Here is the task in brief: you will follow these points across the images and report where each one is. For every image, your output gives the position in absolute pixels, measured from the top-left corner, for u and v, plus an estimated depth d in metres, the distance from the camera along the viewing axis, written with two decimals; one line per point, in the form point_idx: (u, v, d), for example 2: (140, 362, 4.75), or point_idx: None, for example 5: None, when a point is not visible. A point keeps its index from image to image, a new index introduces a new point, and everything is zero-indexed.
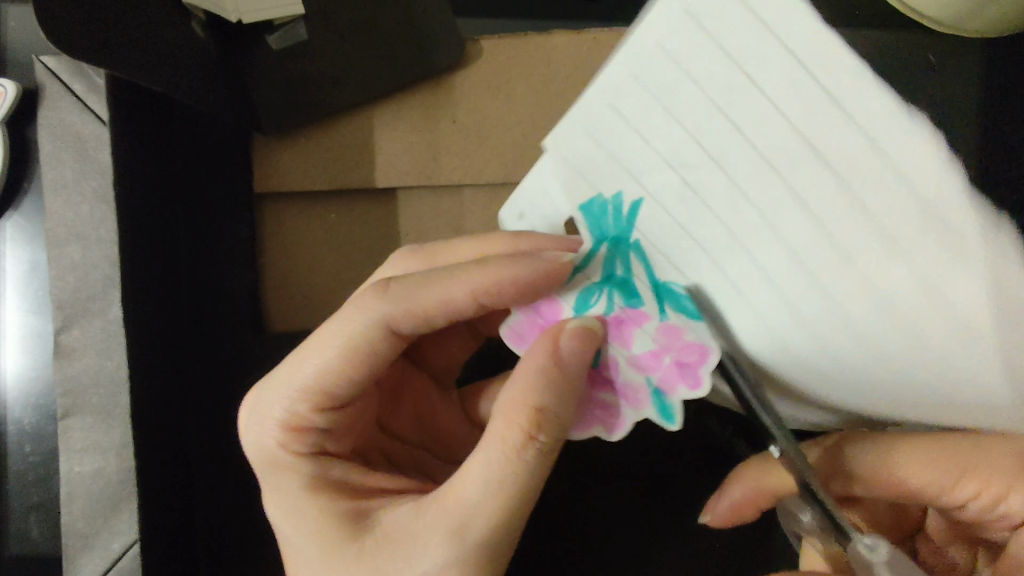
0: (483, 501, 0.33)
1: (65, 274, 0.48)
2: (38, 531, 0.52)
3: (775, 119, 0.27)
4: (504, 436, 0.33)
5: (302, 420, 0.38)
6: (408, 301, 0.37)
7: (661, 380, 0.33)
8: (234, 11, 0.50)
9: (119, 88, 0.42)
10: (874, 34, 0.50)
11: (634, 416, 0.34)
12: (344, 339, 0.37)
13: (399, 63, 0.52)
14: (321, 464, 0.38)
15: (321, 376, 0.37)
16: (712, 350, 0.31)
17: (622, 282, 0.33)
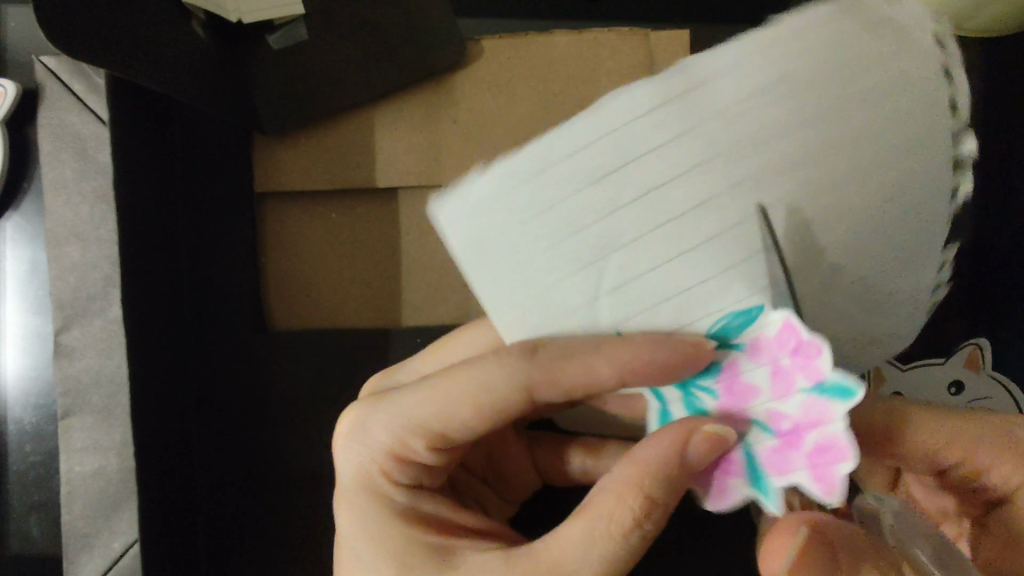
0: (589, 564, 0.32)
1: (65, 274, 0.48)
2: (38, 530, 0.52)
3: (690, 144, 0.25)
4: (616, 515, 0.31)
5: (414, 454, 0.37)
6: (554, 373, 0.31)
7: (812, 379, 0.26)
8: (234, 11, 0.50)
9: (119, 87, 0.42)
10: None
11: (844, 425, 0.26)
12: (473, 388, 0.34)
13: (399, 63, 0.52)
14: (424, 496, 0.38)
15: (438, 421, 0.35)
16: (786, 315, 0.26)
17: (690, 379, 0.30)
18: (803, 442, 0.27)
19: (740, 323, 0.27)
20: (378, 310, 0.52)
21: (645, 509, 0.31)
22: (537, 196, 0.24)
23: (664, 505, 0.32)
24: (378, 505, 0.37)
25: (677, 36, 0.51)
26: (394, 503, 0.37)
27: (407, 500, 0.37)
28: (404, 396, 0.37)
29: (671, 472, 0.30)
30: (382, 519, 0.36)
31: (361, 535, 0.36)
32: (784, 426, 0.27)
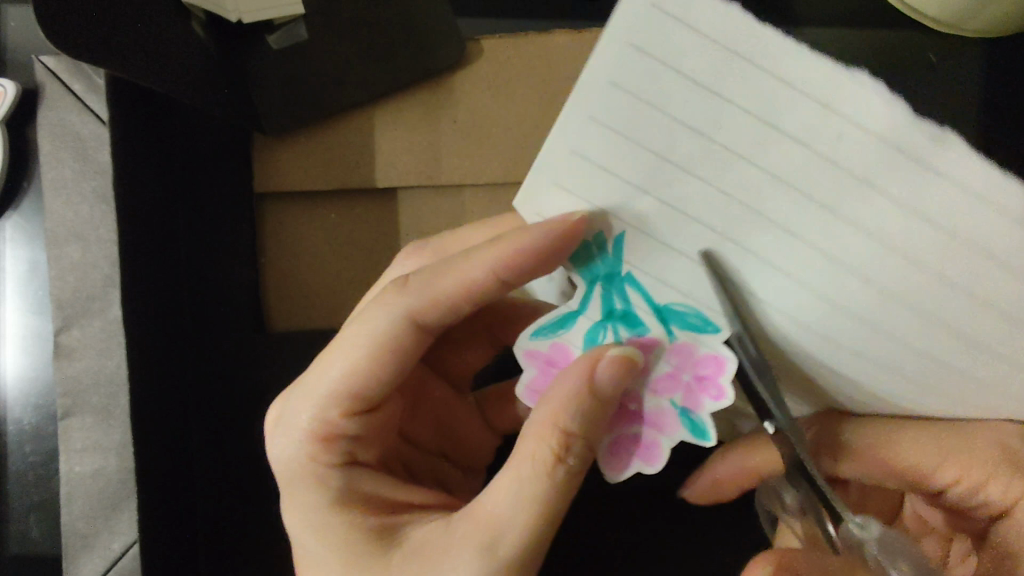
0: (518, 510, 0.32)
1: (65, 274, 0.48)
2: (38, 531, 0.52)
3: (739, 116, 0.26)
4: (534, 457, 0.32)
5: (332, 428, 0.36)
6: (428, 291, 0.36)
7: (685, 401, 0.32)
8: (234, 11, 0.50)
9: (119, 86, 0.42)
10: (876, 33, 0.53)
11: (669, 445, 0.33)
12: (365, 335, 0.36)
13: (399, 63, 0.52)
14: (363, 474, 0.37)
15: (350, 379, 0.36)
16: (727, 359, 0.31)
17: (625, 316, 0.32)
18: (631, 425, 0.33)
19: (691, 322, 0.31)
20: None
21: (564, 447, 0.31)
22: (653, 62, 0.26)
23: (585, 441, 0.32)
24: (321, 492, 0.36)
25: None
26: (333, 487, 0.36)
27: (343, 480, 0.36)
28: (312, 373, 0.37)
29: (558, 391, 0.32)
30: (324, 504, 0.35)
31: (310, 533, 0.35)
32: (654, 416, 0.33)
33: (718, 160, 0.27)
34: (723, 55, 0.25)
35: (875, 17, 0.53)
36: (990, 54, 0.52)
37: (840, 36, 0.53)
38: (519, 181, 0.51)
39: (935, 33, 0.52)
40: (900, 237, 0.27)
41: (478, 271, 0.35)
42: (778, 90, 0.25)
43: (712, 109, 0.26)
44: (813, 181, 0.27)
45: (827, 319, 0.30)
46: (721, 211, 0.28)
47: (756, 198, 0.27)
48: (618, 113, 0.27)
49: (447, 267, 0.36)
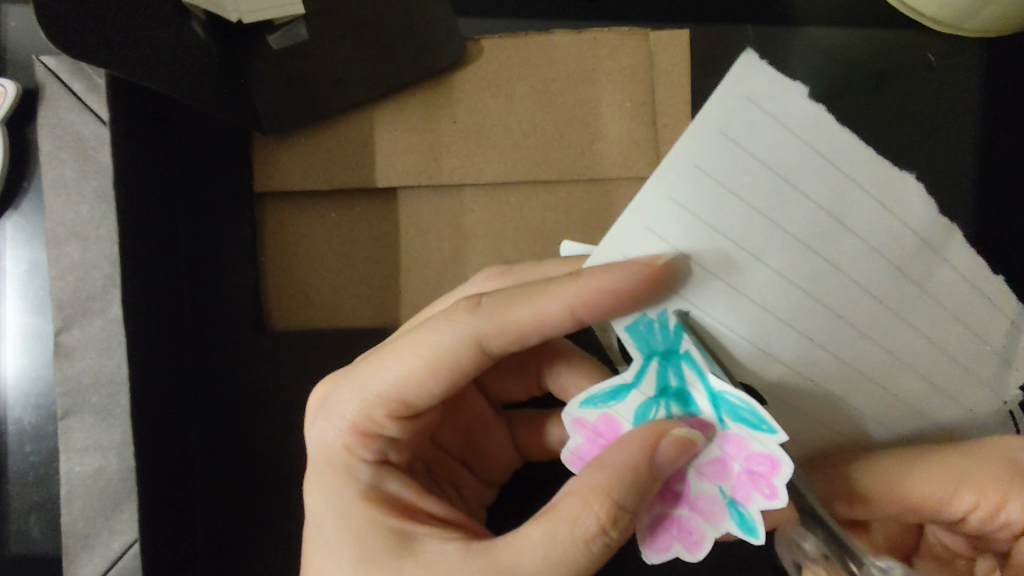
0: (548, 565, 0.31)
1: (65, 274, 0.47)
2: (38, 530, 0.52)
3: (804, 204, 0.25)
4: (577, 519, 0.31)
5: (375, 426, 0.37)
6: (501, 316, 0.34)
7: (735, 493, 0.30)
8: (234, 11, 0.50)
9: (120, 84, 0.42)
10: (873, 35, 0.53)
11: (715, 533, 0.31)
12: (428, 352, 0.35)
13: (399, 63, 0.52)
14: (389, 473, 0.37)
15: (400, 385, 0.35)
16: (783, 461, 0.29)
17: (678, 393, 0.30)
18: (676, 505, 0.32)
19: (748, 419, 0.29)
20: (378, 309, 0.52)
21: (608, 514, 0.31)
22: (752, 154, 0.24)
23: (630, 513, 0.31)
24: (348, 482, 0.36)
25: (677, 35, 0.51)
26: (359, 480, 0.36)
27: (371, 478, 0.36)
28: (364, 371, 0.37)
29: (615, 460, 0.31)
30: (348, 497, 0.36)
31: (323, 511, 0.36)
32: (697, 498, 0.32)
33: (784, 250, 0.26)
34: (782, 129, 0.24)
35: (873, 16, 0.54)
36: (989, 55, 0.52)
37: (838, 35, 0.54)
38: (518, 180, 0.51)
39: (932, 34, 0.52)
40: (904, 312, 0.28)
41: (549, 305, 0.32)
42: (863, 196, 0.26)
43: (802, 222, 0.26)
44: (881, 279, 0.27)
45: (843, 385, 0.30)
46: (807, 305, 0.27)
47: (806, 280, 0.27)
48: (703, 197, 0.25)
49: (528, 293, 0.33)
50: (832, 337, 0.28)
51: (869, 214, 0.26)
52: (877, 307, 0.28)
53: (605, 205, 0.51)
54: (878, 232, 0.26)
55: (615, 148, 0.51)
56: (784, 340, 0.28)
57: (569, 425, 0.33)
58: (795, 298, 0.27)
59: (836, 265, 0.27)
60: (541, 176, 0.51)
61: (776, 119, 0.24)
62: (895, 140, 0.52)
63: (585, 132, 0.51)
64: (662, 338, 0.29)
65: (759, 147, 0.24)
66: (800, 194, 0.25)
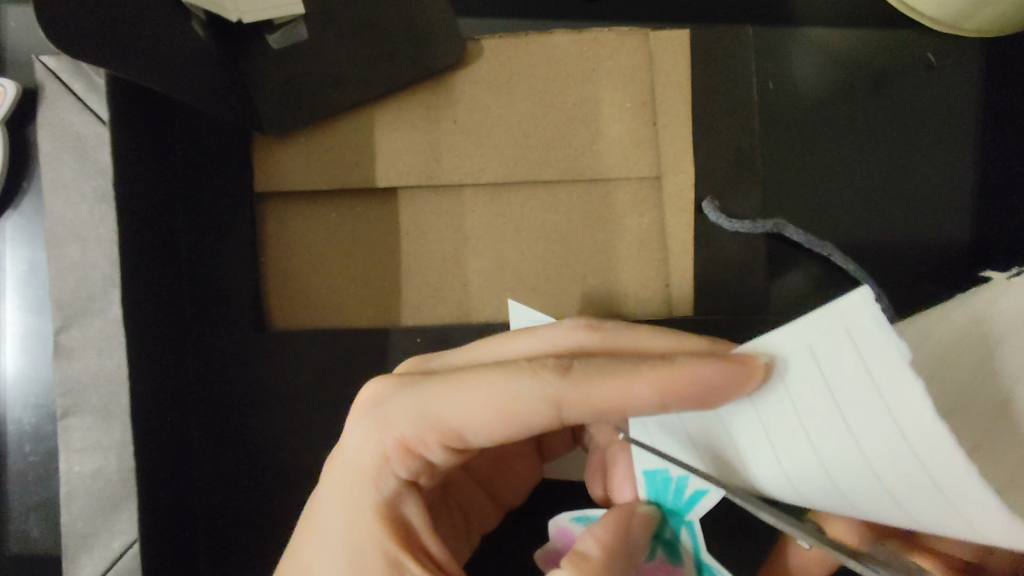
0: None
1: (65, 273, 0.47)
2: (39, 530, 0.52)
3: (838, 410, 0.24)
4: None
5: (422, 447, 0.37)
6: (586, 385, 0.33)
7: None
8: (234, 11, 0.50)
9: (119, 85, 0.42)
10: (873, 34, 0.53)
11: None
12: (501, 395, 0.35)
13: (399, 63, 0.52)
14: (411, 495, 0.38)
15: (462, 421, 0.35)
16: None
17: (678, 512, 0.36)
18: None
19: None
20: (378, 309, 0.51)
21: None
22: (822, 347, 0.25)
23: None
24: (369, 489, 0.37)
25: (677, 35, 0.51)
26: (382, 493, 0.37)
27: (392, 493, 0.37)
28: (431, 397, 0.36)
29: (630, 543, 0.36)
30: (359, 504, 0.37)
31: (328, 514, 0.37)
32: None
33: (812, 408, 0.26)
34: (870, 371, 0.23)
35: (871, 16, 0.54)
36: (989, 55, 0.52)
37: (838, 35, 0.54)
38: (519, 180, 0.51)
39: (931, 34, 0.53)
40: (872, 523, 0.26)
41: (614, 388, 0.33)
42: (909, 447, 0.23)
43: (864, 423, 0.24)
44: (931, 522, 0.24)
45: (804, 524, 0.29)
46: (852, 489, 0.26)
47: (818, 439, 0.26)
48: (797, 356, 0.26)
49: (620, 369, 0.33)
50: (802, 493, 0.28)
51: (884, 444, 0.23)
52: (834, 503, 0.27)
53: (606, 205, 0.51)
54: (885, 462, 0.24)
55: (615, 149, 0.51)
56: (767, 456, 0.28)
57: (551, 533, 0.42)
58: (790, 444, 0.27)
59: (827, 445, 0.25)
60: (541, 175, 0.51)
61: (864, 363, 0.23)
62: (895, 139, 0.52)
63: (585, 132, 0.51)
64: (670, 492, 0.36)
65: (869, 364, 0.23)
66: (836, 406, 0.24)
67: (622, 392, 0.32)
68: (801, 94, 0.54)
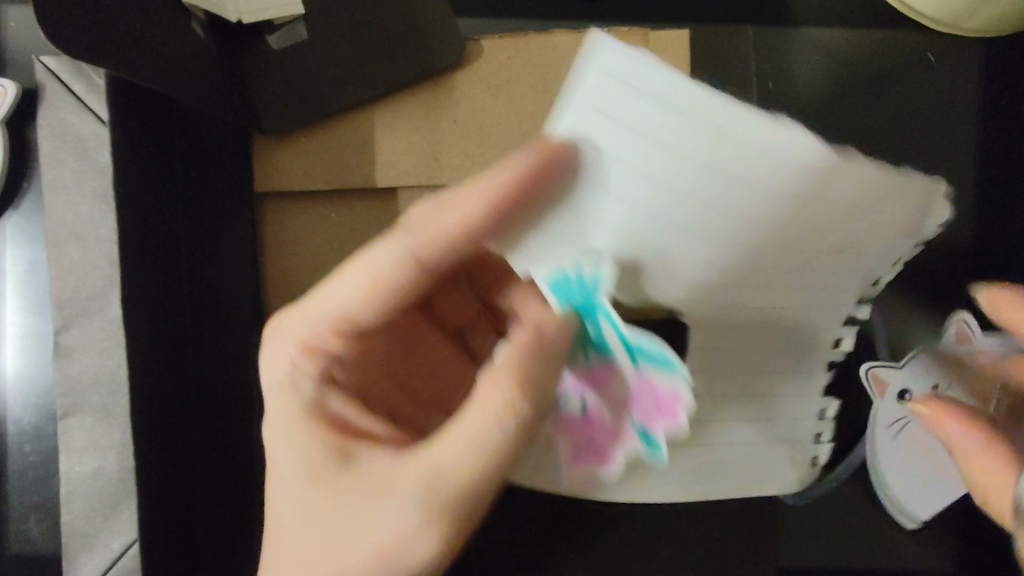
0: (466, 449, 0.35)
1: (65, 273, 0.47)
2: (39, 529, 0.52)
3: (720, 173, 0.29)
4: (488, 411, 0.35)
5: (319, 341, 0.38)
6: (426, 232, 0.36)
7: (643, 421, 0.33)
8: (234, 11, 0.51)
9: (122, 84, 0.42)
10: (873, 33, 0.53)
11: (625, 453, 0.35)
12: (368, 270, 0.37)
13: (399, 63, 0.52)
14: (334, 393, 0.40)
15: (346, 303, 0.37)
16: (685, 396, 0.31)
17: (597, 341, 0.33)
18: (591, 428, 0.36)
19: (659, 362, 0.31)
20: None
21: (512, 393, 0.34)
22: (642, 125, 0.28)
23: (530, 407, 0.35)
24: (291, 394, 0.39)
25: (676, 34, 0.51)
26: (305, 396, 0.39)
27: (316, 394, 0.39)
28: (316, 295, 0.39)
29: (551, 366, 0.35)
30: (292, 414, 0.38)
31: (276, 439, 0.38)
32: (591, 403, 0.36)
33: (675, 202, 0.30)
34: (714, 117, 0.27)
35: (871, 16, 0.54)
36: (990, 54, 0.52)
37: (838, 34, 0.54)
38: None
39: (933, 34, 0.52)
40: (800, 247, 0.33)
41: (456, 217, 0.34)
42: (753, 167, 0.29)
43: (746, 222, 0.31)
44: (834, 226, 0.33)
45: (702, 291, 0.36)
46: (740, 235, 0.32)
47: (692, 202, 0.30)
48: (630, 151, 0.29)
49: (452, 199, 0.35)
50: (708, 245, 0.33)
51: (735, 185, 0.30)
52: (738, 223, 0.32)
53: None
54: (762, 199, 0.30)
55: None
56: (675, 238, 0.32)
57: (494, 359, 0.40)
58: (662, 228, 0.32)
59: (696, 218, 0.31)
60: None
61: (699, 123, 0.28)
62: (894, 137, 0.52)
63: None
64: (578, 288, 0.31)
65: (693, 110, 0.27)
66: (703, 191, 0.30)
67: (466, 219, 0.34)
68: (800, 93, 0.54)
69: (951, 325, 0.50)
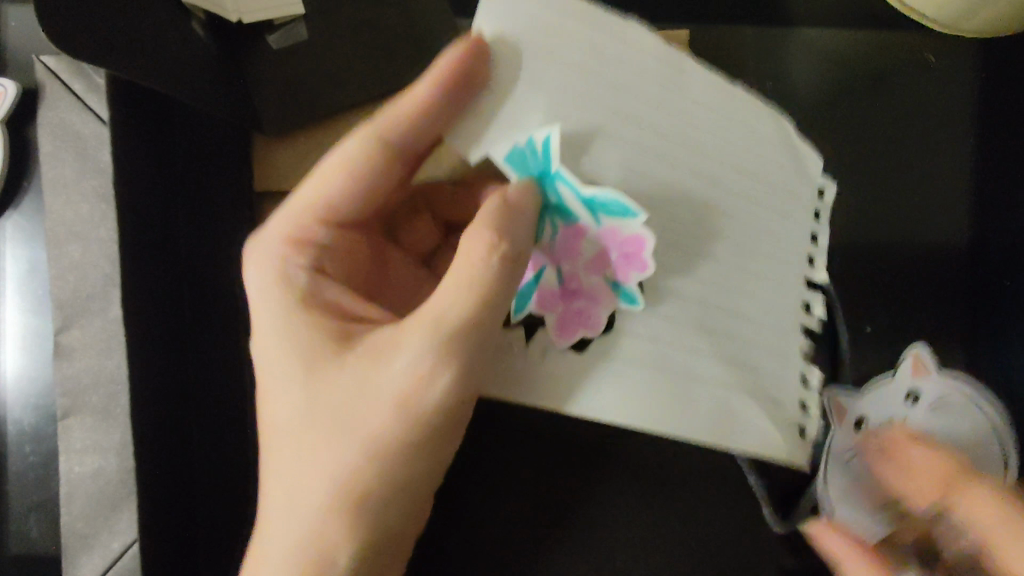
0: (462, 300, 0.33)
1: (65, 273, 0.47)
2: (38, 530, 0.52)
3: (570, 72, 0.33)
4: (472, 265, 0.33)
5: (306, 235, 0.38)
6: (382, 115, 0.38)
7: (616, 276, 0.32)
8: (234, 11, 0.51)
9: (122, 84, 0.43)
10: (872, 33, 0.54)
11: (605, 311, 0.33)
12: (341, 156, 0.38)
13: (399, 63, 0.52)
14: (326, 282, 0.38)
15: (322, 194, 0.38)
16: (647, 236, 0.31)
17: (557, 204, 0.33)
18: (571, 300, 0.33)
19: (617, 209, 0.31)
20: None
21: (494, 232, 0.33)
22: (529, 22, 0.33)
23: (518, 255, 0.33)
24: (285, 291, 0.37)
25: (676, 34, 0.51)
26: (297, 287, 0.38)
27: (311, 284, 0.38)
28: (296, 197, 0.39)
29: (527, 226, 0.33)
30: (286, 320, 0.37)
31: (261, 346, 0.37)
32: (573, 284, 0.34)
33: (564, 84, 0.32)
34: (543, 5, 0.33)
35: (870, 16, 0.54)
36: (988, 55, 0.52)
37: (837, 34, 0.54)
38: None
39: (931, 34, 0.53)
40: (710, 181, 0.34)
41: (408, 106, 0.36)
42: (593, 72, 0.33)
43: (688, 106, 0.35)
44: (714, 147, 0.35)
45: (625, 157, 0.33)
46: (629, 117, 0.33)
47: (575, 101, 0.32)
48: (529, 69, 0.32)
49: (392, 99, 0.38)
50: (608, 129, 0.33)
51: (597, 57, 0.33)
52: (624, 98, 0.34)
53: None
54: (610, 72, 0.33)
55: None
56: (569, 75, 0.33)
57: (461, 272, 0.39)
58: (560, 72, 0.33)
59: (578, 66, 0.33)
60: None
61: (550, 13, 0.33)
62: (893, 137, 0.52)
63: None
64: (534, 157, 0.32)
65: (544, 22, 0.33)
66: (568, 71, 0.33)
67: (410, 107, 0.36)
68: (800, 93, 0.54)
69: (905, 358, 0.49)
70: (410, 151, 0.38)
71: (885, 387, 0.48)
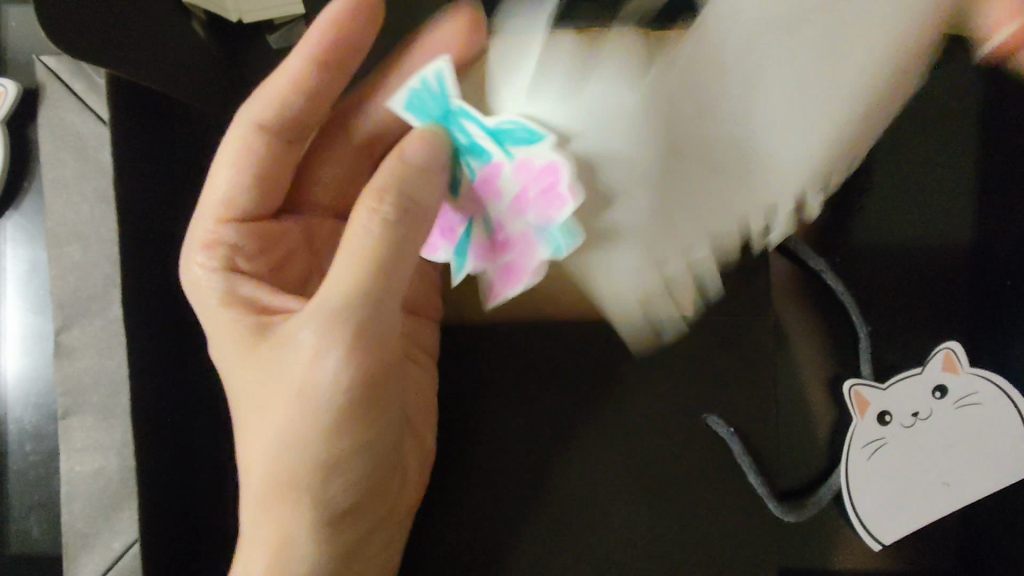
0: (353, 273, 0.34)
1: (65, 273, 0.47)
2: (39, 528, 0.52)
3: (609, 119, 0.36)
4: (362, 247, 0.34)
5: (217, 235, 0.39)
6: (265, 93, 0.40)
7: (539, 214, 0.35)
8: (234, 11, 0.51)
9: (121, 85, 0.43)
10: None
11: (535, 255, 0.36)
12: (240, 147, 0.40)
13: None
14: (243, 280, 0.39)
15: (237, 189, 0.40)
16: (561, 163, 0.33)
17: (470, 147, 0.35)
18: (505, 248, 0.36)
19: (522, 137, 0.34)
20: None
21: (380, 201, 0.34)
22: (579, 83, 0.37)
23: (414, 213, 0.34)
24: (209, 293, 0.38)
25: None
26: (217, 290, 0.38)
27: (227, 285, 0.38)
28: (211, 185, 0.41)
29: (427, 181, 0.34)
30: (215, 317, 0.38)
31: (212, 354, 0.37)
32: (501, 235, 0.36)
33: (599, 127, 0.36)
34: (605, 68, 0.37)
35: None
36: None
37: None
38: None
39: None
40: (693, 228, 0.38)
41: (284, 87, 0.40)
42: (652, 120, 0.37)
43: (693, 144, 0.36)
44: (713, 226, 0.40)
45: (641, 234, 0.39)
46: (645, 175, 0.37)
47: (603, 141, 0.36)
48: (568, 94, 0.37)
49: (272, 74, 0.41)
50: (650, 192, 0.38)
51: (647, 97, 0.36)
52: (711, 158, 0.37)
53: None
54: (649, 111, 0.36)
55: None
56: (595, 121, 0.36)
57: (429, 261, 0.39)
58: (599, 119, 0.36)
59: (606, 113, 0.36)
60: None
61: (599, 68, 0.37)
62: None
63: None
64: (429, 99, 0.36)
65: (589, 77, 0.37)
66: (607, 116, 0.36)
67: (290, 76, 0.40)
68: None
69: (936, 353, 0.45)
70: (321, 116, 0.42)
71: (903, 390, 0.45)
